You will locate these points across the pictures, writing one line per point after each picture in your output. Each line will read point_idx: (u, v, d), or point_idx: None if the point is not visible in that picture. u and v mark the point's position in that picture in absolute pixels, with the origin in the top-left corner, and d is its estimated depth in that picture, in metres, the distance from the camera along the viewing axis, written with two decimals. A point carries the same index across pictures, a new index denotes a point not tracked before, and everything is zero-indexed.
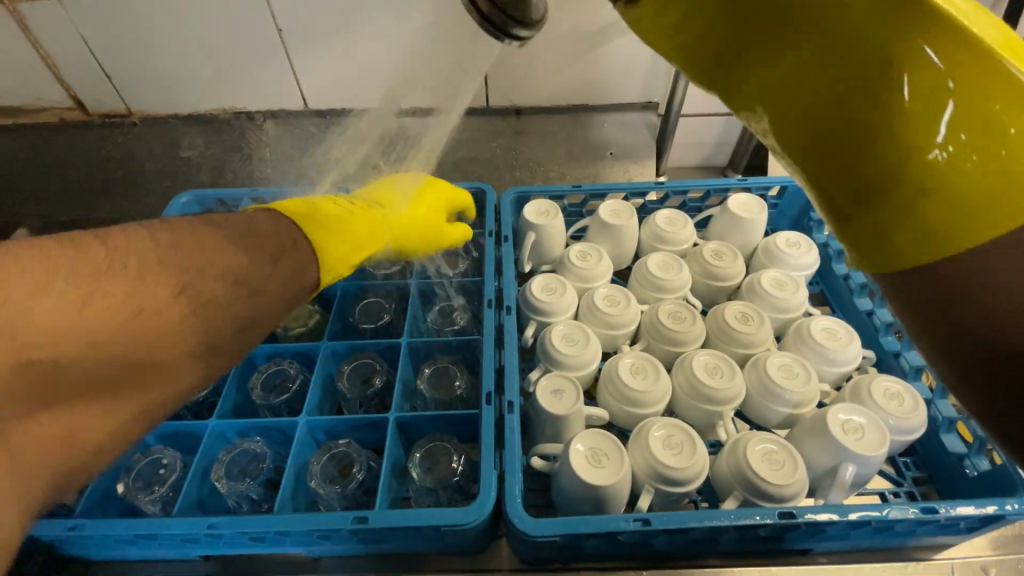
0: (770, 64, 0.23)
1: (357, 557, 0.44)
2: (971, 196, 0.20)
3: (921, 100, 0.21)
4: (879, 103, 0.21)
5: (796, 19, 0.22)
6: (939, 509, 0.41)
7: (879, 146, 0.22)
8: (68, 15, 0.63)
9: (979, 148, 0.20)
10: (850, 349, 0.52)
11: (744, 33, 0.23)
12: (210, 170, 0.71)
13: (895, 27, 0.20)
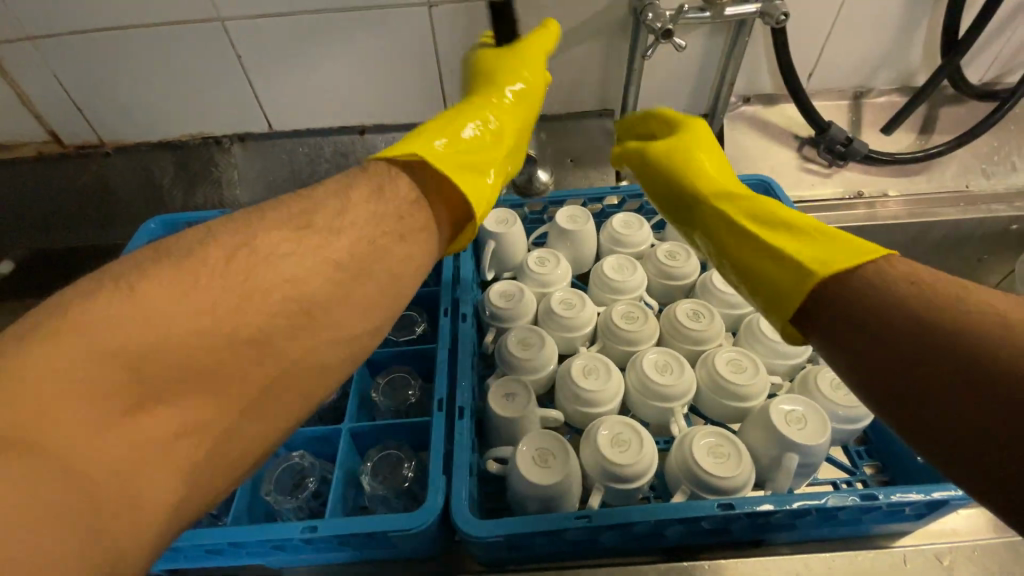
0: (715, 254, 0.43)
1: (319, 568, 0.45)
2: (781, 293, 0.35)
3: (754, 260, 0.39)
4: (749, 268, 0.39)
5: (717, 239, 0.43)
6: (878, 495, 0.41)
7: (757, 287, 0.38)
8: (34, 51, 0.64)
9: (765, 271, 0.37)
10: (800, 341, 0.53)
11: (705, 239, 0.44)
12: (181, 194, 0.75)
13: (732, 240, 0.41)
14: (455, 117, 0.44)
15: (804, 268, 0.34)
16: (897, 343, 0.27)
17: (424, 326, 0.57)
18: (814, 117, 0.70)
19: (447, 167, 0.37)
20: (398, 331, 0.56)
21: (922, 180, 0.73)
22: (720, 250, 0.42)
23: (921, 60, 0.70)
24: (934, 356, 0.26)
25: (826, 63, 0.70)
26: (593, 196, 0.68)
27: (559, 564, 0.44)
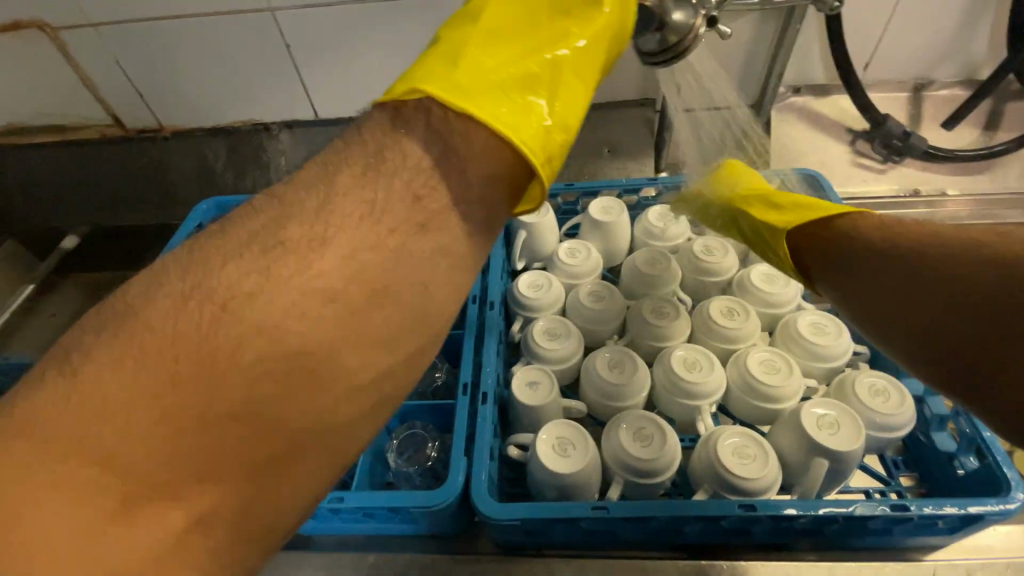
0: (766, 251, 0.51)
1: (345, 538, 0.47)
2: (813, 261, 0.43)
3: (788, 246, 0.46)
4: (787, 255, 0.47)
5: (761, 239, 0.51)
6: (910, 506, 0.39)
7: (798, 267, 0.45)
8: (101, 39, 0.68)
9: (799, 248, 0.45)
10: (839, 344, 0.51)
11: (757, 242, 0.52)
12: (232, 175, 0.78)
13: (769, 236, 0.49)
14: (505, 43, 0.35)
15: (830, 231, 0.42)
16: (892, 289, 0.34)
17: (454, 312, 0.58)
18: (870, 109, 0.67)
19: (463, 99, 0.30)
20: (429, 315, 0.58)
21: (983, 179, 0.69)
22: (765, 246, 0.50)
23: (988, 52, 0.67)
24: (912, 293, 0.32)
25: (885, 53, 0.67)
26: (630, 188, 0.67)
27: (574, 552, 0.45)
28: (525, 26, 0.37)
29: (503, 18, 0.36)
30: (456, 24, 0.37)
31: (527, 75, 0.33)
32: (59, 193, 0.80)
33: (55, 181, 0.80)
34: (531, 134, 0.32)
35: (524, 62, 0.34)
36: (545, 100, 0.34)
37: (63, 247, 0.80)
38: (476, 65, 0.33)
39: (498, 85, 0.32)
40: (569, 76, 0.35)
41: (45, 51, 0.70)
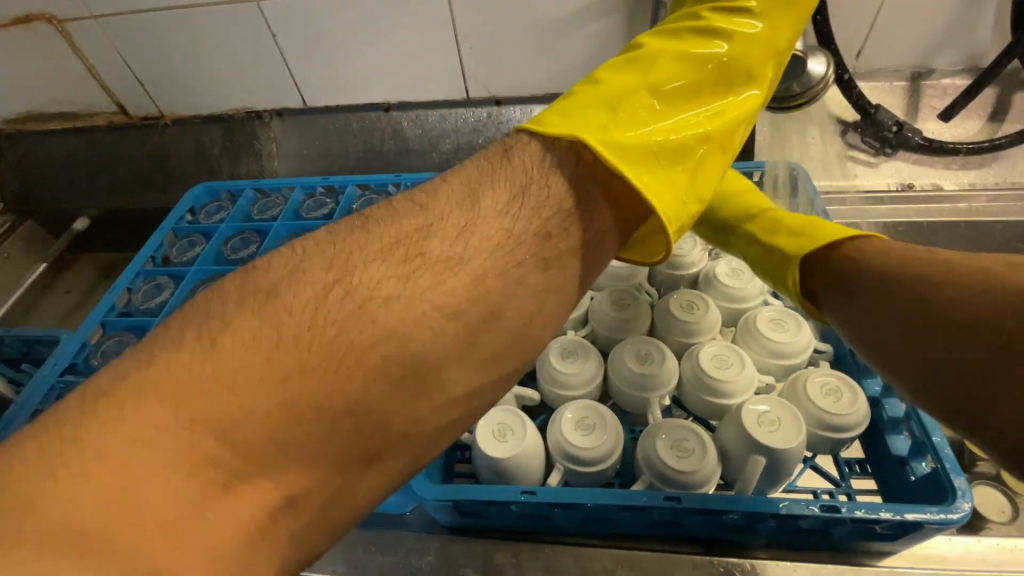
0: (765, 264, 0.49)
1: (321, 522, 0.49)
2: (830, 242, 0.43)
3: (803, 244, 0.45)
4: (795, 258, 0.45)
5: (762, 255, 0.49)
6: (841, 508, 0.39)
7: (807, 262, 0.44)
8: (101, 29, 0.72)
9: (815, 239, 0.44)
10: (799, 341, 0.50)
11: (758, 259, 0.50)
12: (227, 162, 0.81)
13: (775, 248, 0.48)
14: (663, 104, 0.39)
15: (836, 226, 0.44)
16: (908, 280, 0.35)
17: None
18: (861, 99, 0.63)
19: (626, 160, 0.34)
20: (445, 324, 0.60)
21: (983, 174, 0.66)
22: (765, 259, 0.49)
23: (991, 38, 0.63)
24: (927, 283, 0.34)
25: (877, 41, 0.65)
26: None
27: (513, 536, 0.45)
28: (691, 86, 0.40)
29: (670, 78, 0.39)
30: (624, 67, 0.40)
31: (678, 144, 0.37)
32: (68, 178, 0.84)
33: (65, 166, 0.84)
34: (667, 199, 0.36)
35: (677, 129, 0.38)
36: (688, 176, 0.38)
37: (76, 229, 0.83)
38: (639, 124, 0.36)
39: (654, 149, 0.36)
40: (709, 154, 0.39)
41: (50, 41, 0.73)
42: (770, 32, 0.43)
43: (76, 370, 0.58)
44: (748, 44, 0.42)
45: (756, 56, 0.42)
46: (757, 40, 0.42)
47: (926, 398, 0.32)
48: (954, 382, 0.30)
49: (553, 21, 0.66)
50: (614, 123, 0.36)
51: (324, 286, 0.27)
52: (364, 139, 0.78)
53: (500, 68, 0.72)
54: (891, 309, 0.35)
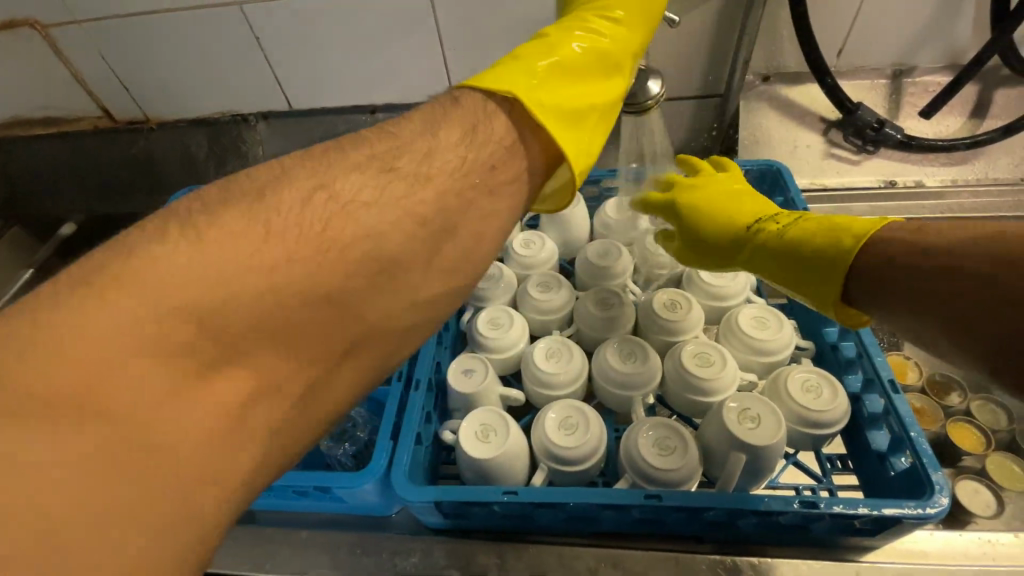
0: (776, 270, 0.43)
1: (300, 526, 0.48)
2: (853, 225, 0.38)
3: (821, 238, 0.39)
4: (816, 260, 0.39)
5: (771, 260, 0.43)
6: (821, 504, 0.39)
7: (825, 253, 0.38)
8: (84, 34, 0.71)
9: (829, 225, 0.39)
10: (780, 337, 0.50)
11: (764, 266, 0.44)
12: (214, 165, 0.82)
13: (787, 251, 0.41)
14: (566, 71, 0.39)
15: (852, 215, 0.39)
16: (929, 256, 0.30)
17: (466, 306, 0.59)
18: (842, 97, 0.64)
19: (540, 114, 0.35)
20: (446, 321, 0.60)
21: (964, 170, 0.66)
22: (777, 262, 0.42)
23: (971, 36, 0.64)
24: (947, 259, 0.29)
25: (859, 38, 0.65)
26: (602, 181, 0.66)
27: (497, 537, 0.46)
28: (590, 63, 0.41)
29: (579, 55, 0.40)
30: (534, 45, 0.40)
31: (579, 106, 0.38)
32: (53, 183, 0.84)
33: (52, 171, 0.84)
34: (579, 157, 0.38)
35: (587, 96, 0.39)
36: (591, 137, 0.39)
37: (62, 234, 0.84)
38: (553, 88, 0.38)
39: (568, 111, 0.37)
40: (600, 120, 0.40)
41: (33, 46, 0.73)
42: (631, 37, 0.44)
43: None
44: (623, 43, 0.43)
45: (623, 55, 0.43)
46: (629, 39, 0.44)
47: (964, 354, 0.27)
48: (988, 312, 0.26)
49: (536, 21, 0.66)
50: (515, 81, 0.36)
51: (307, 192, 0.28)
52: (350, 142, 0.78)
53: (485, 69, 0.72)
54: (917, 269, 0.30)
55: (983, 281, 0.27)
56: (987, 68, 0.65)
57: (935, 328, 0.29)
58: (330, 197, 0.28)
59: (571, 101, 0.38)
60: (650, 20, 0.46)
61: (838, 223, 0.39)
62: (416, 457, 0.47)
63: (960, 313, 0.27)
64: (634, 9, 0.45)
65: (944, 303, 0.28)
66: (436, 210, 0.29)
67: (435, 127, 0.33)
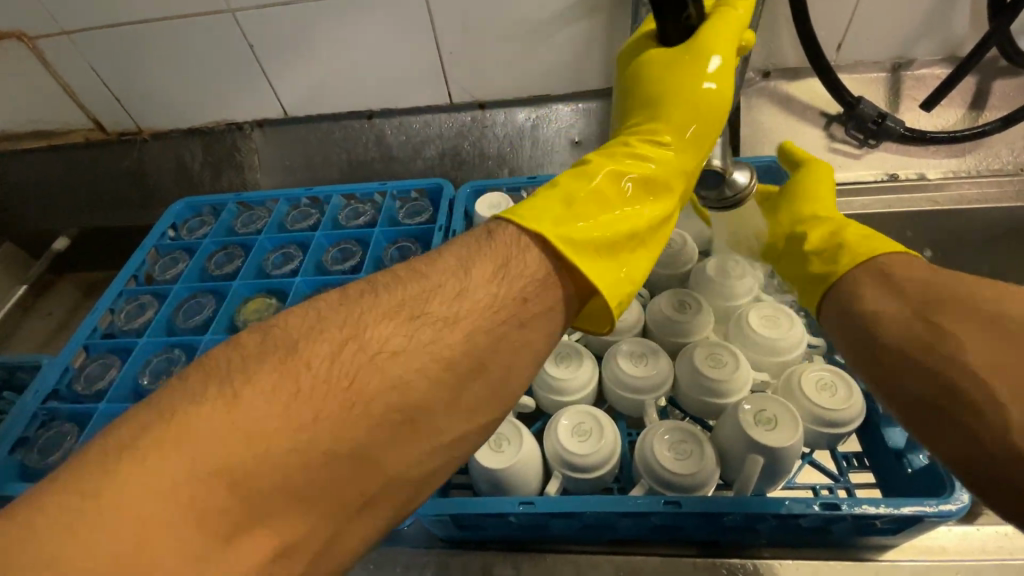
0: (794, 270, 0.47)
1: None
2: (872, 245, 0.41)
3: (838, 241, 0.43)
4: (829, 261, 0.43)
5: (790, 261, 0.47)
6: (841, 505, 0.39)
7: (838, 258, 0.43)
8: (74, 46, 0.70)
9: (844, 237, 0.43)
10: (791, 336, 0.50)
11: (786, 265, 0.48)
12: (209, 173, 0.80)
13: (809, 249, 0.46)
14: (603, 203, 0.39)
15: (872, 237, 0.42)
16: (919, 307, 0.35)
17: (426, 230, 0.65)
18: (842, 91, 0.64)
19: (576, 255, 0.35)
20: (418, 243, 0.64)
21: (966, 162, 0.66)
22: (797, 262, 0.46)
23: (969, 28, 0.64)
24: (930, 318, 0.34)
25: (857, 33, 0.65)
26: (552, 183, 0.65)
27: (513, 547, 0.45)
28: (621, 200, 0.40)
29: (615, 188, 0.40)
30: (575, 174, 0.41)
31: (615, 241, 0.38)
32: (46, 199, 0.83)
33: (43, 185, 0.83)
34: (612, 287, 0.37)
35: (625, 224, 0.39)
36: (627, 270, 0.39)
37: (57, 248, 0.83)
38: (591, 223, 0.38)
39: (603, 242, 0.37)
40: (633, 254, 0.40)
41: (22, 60, 0.72)
42: (671, 156, 0.42)
43: (60, 397, 0.57)
44: (666, 166, 0.42)
45: (660, 178, 0.42)
46: (671, 162, 0.43)
47: (903, 397, 0.34)
48: (947, 392, 0.31)
49: (533, 23, 0.66)
50: (555, 218, 0.36)
51: (332, 325, 0.28)
52: (348, 148, 0.77)
53: (483, 72, 0.71)
54: (900, 317, 0.36)
55: (957, 363, 0.31)
56: (985, 58, 0.65)
57: (898, 381, 0.35)
58: (360, 347, 0.28)
59: (609, 237, 0.37)
60: (704, 135, 0.44)
61: (855, 237, 0.43)
62: None
63: (927, 377, 0.33)
64: (679, 134, 0.43)
65: (920, 365, 0.33)
66: (471, 324, 0.31)
67: (466, 243, 0.35)
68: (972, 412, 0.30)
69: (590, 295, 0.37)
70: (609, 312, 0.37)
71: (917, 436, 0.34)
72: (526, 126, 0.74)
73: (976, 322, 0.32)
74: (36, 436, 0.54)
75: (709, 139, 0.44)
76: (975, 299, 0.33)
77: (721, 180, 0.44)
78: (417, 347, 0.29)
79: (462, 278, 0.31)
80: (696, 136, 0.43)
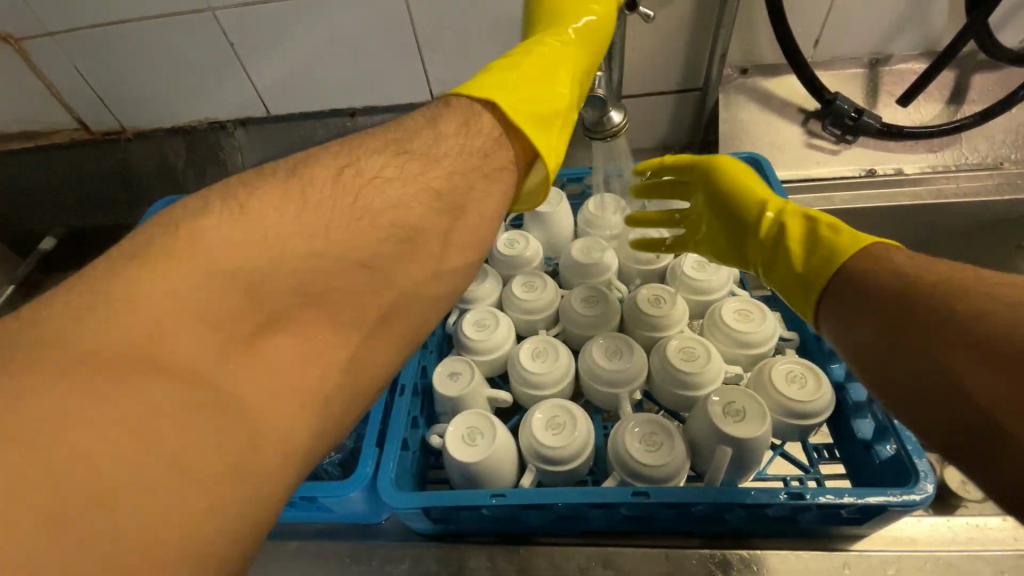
0: (778, 275, 0.45)
1: (296, 540, 0.48)
2: (848, 240, 0.41)
3: (819, 243, 0.42)
4: (815, 263, 0.41)
5: (772, 266, 0.45)
6: (807, 495, 0.39)
7: (822, 258, 0.41)
8: (57, 46, 0.70)
9: (823, 236, 0.42)
10: (763, 329, 0.50)
11: (769, 270, 0.46)
12: (194, 172, 0.80)
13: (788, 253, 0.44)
14: (534, 68, 0.41)
15: (846, 233, 0.41)
16: (909, 306, 0.32)
17: None
18: (819, 86, 0.64)
19: (520, 117, 0.37)
20: None
21: (944, 156, 0.67)
22: (778, 267, 0.44)
23: (945, 23, 0.64)
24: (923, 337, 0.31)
25: (836, 28, 0.65)
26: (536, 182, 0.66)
27: (487, 539, 0.45)
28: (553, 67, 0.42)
29: (546, 54, 0.42)
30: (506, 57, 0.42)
31: (552, 105, 0.39)
32: (34, 196, 0.83)
33: (29, 185, 0.83)
34: (551, 146, 0.39)
35: (558, 87, 0.41)
36: (559, 131, 0.40)
37: (42, 248, 0.84)
38: (533, 82, 0.40)
39: (541, 107, 0.39)
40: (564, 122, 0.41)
41: (4, 60, 0.72)
42: (585, 35, 0.45)
43: None
44: (586, 40, 0.45)
45: (575, 50, 0.44)
46: (591, 31, 0.46)
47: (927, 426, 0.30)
48: (960, 412, 0.28)
49: (513, 20, 0.66)
50: (492, 84, 0.38)
51: None
52: None
53: (465, 70, 0.72)
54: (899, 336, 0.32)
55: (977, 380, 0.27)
56: (962, 53, 0.65)
57: (910, 405, 0.31)
58: (356, 172, 0.31)
59: (546, 99, 0.40)
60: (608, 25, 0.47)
61: (831, 236, 0.42)
62: (404, 462, 0.47)
63: (948, 401, 0.28)
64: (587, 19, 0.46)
65: (921, 386, 0.30)
66: None
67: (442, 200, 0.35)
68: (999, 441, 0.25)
69: (534, 155, 0.39)
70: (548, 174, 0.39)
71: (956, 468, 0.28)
72: None
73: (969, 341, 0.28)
74: None
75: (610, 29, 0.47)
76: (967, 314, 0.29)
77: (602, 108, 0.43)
78: (380, 338, 0.29)
79: (425, 273, 0.31)
80: (596, 34, 0.46)
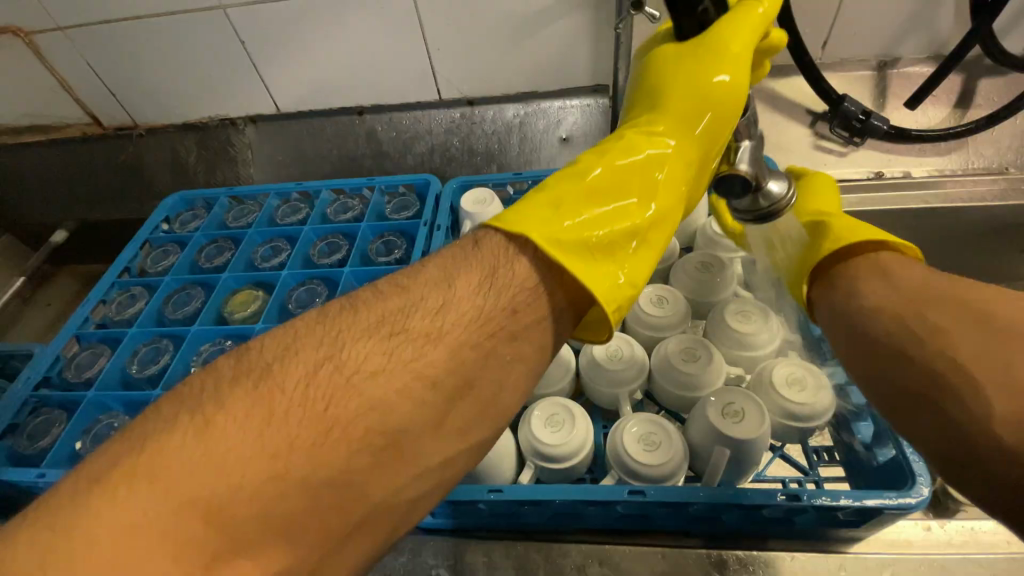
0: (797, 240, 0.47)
1: None
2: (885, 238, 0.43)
3: (849, 228, 0.44)
4: (835, 234, 0.44)
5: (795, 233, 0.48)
6: (803, 496, 0.39)
7: (843, 233, 0.44)
8: (70, 42, 0.71)
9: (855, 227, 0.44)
10: (765, 331, 0.50)
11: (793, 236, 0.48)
12: (203, 168, 0.81)
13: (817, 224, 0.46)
14: (604, 188, 0.39)
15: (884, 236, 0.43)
16: (919, 293, 0.36)
17: (358, 208, 0.68)
18: (826, 88, 0.64)
19: (571, 257, 0.35)
20: (382, 254, 0.63)
21: (951, 160, 0.67)
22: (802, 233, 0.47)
23: (953, 27, 0.63)
24: (911, 317, 0.35)
25: (842, 30, 0.65)
26: (538, 179, 0.66)
27: (484, 535, 0.46)
28: (635, 178, 0.39)
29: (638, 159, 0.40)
30: (565, 175, 0.40)
31: (616, 236, 0.37)
32: (45, 189, 0.85)
33: (43, 178, 0.84)
34: (611, 291, 0.36)
35: (632, 219, 0.38)
36: (631, 261, 0.38)
37: (55, 242, 0.84)
38: (603, 210, 0.38)
39: (600, 243, 0.36)
40: (636, 250, 0.38)
41: (19, 55, 0.73)
42: (703, 117, 0.41)
43: (50, 384, 0.59)
44: (691, 136, 0.42)
45: (688, 145, 0.42)
46: (711, 101, 0.41)
47: (886, 387, 0.35)
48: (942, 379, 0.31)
49: (519, 20, 0.66)
50: (551, 222, 0.36)
51: None
52: (339, 145, 0.78)
53: (471, 70, 0.72)
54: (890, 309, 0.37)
55: (944, 358, 0.32)
56: (970, 57, 0.65)
57: (882, 366, 0.36)
58: (336, 368, 0.28)
59: (614, 232, 0.37)
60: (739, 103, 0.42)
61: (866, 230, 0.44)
62: None
63: (917, 373, 0.33)
64: (681, 110, 0.42)
65: (909, 355, 0.34)
66: None
67: None
68: (952, 402, 0.30)
69: (589, 304, 0.36)
70: (609, 320, 0.36)
71: (902, 431, 0.34)
72: (515, 122, 0.75)
73: (968, 324, 0.32)
74: (26, 422, 0.56)
75: (733, 107, 0.42)
76: (970, 306, 0.32)
77: (754, 189, 0.41)
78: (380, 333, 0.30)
79: None
80: (726, 109, 0.42)
